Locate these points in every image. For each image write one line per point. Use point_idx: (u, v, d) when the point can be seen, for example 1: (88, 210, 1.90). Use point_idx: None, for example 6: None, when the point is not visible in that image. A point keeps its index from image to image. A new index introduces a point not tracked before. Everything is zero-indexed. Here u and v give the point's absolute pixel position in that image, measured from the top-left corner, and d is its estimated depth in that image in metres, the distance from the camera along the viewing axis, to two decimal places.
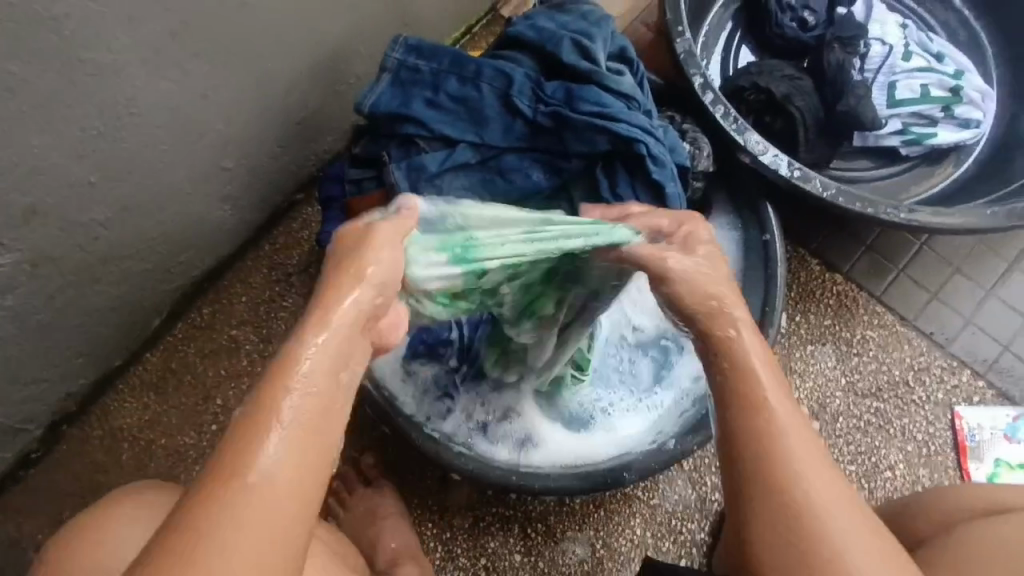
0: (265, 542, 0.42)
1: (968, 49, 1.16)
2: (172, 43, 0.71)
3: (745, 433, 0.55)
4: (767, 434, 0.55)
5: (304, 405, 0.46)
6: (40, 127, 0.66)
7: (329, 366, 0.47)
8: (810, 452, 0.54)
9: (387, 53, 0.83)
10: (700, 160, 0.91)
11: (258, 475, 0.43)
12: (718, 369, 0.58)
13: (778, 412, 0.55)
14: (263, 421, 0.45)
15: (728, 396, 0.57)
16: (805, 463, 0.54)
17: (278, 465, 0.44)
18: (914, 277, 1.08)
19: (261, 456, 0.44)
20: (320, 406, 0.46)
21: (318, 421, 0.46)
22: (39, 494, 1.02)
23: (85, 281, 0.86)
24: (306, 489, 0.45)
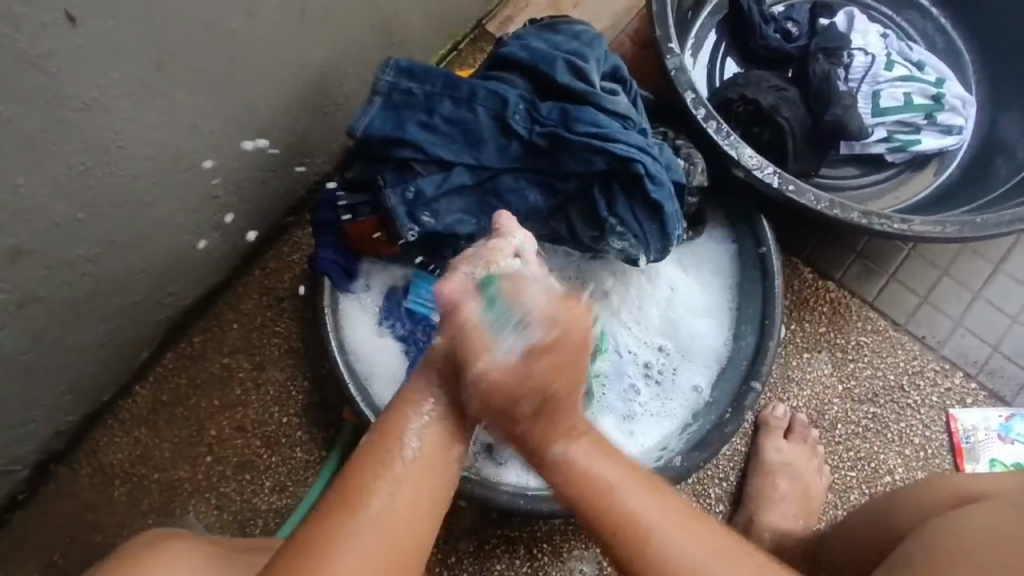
0: (405, 527, 0.54)
1: (947, 55, 1.19)
2: (161, 75, 0.70)
3: (627, 559, 0.58)
4: (656, 561, 0.57)
5: (427, 444, 0.58)
6: (25, 166, 0.64)
7: (434, 451, 0.58)
8: (695, 536, 0.58)
9: (378, 76, 0.82)
10: (694, 176, 0.92)
11: (393, 484, 0.55)
12: (566, 473, 0.61)
13: (627, 502, 0.59)
14: (388, 455, 0.57)
15: (624, 552, 0.58)
16: (694, 556, 0.56)
17: (403, 488, 0.56)
18: (906, 282, 1.09)
19: (384, 489, 0.55)
20: (433, 441, 0.59)
21: (436, 458, 0.58)
22: (26, 537, 0.98)
23: (73, 318, 0.83)
24: (423, 513, 0.56)
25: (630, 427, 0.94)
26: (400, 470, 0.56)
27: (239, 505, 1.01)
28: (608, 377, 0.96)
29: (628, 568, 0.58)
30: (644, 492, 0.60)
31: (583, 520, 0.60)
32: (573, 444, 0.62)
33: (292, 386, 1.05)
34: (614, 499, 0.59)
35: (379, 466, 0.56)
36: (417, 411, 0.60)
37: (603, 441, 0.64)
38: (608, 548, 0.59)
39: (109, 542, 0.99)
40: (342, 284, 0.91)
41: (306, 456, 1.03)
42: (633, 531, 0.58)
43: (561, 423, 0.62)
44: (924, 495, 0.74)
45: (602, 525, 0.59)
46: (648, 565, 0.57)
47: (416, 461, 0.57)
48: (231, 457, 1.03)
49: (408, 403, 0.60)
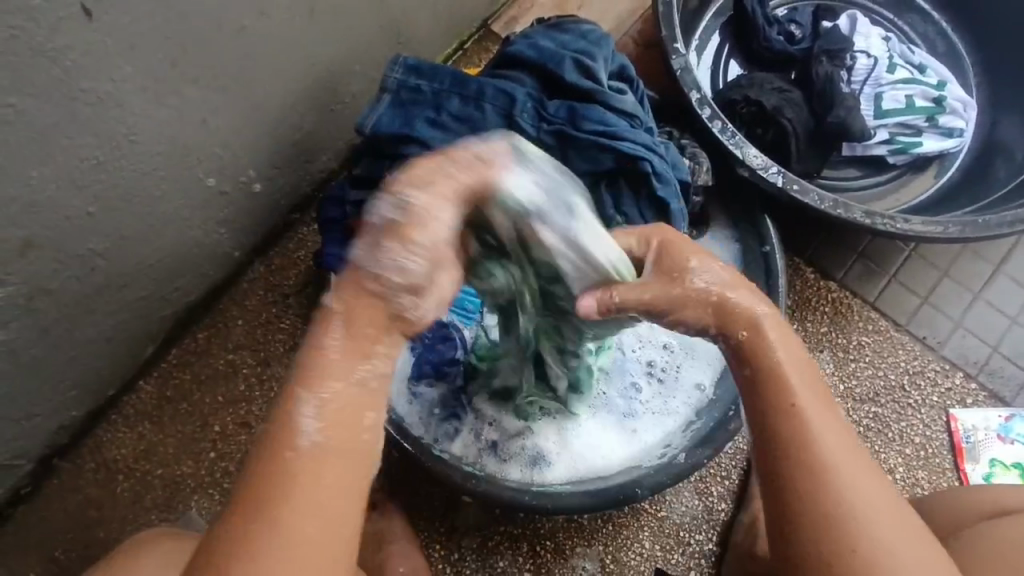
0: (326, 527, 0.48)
1: (948, 59, 1.20)
2: (173, 70, 0.70)
3: (788, 456, 0.54)
4: (822, 468, 0.53)
5: (325, 434, 0.49)
6: (38, 159, 0.65)
7: (336, 420, 0.49)
8: (856, 461, 0.54)
9: (387, 74, 0.83)
10: (699, 175, 0.93)
11: (284, 480, 0.48)
12: (746, 364, 0.58)
13: (808, 409, 0.55)
14: (282, 449, 0.48)
15: (777, 447, 0.55)
16: (853, 477, 0.54)
17: (303, 481, 0.48)
18: (907, 283, 1.10)
19: (280, 493, 0.47)
20: (334, 423, 0.49)
21: (339, 432, 0.50)
22: (29, 532, 0.98)
23: (81, 312, 0.83)
24: (334, 499, 0.48)
25: (632, 425, 0.94)
26: (307, 461, 0.48)
27: None
28: (611, 372, 0.97)
29: (786, 474, 0.54)
30: (829, 412, 0.56)
31: (753, 413, 0.57)
32: (756, 333, 0.58)
33: None
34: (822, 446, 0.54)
35: (268, 464, 0.48)
36: (314, 393, 0.49)
37: (787, 335, 0.59)
38: (764, 433, 0.56)
39: (112, 537, 0.99)
40: None
41: None
42: (801, 451, 0.54)
43: (732, 319, 0.58)
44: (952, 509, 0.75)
45: (768, 420, 0.56)
46: (807, 466, 0.54)
47: (313, 442, 0.49)
48: (235, 453, 1.03)
49: (311, 380, 0.50)
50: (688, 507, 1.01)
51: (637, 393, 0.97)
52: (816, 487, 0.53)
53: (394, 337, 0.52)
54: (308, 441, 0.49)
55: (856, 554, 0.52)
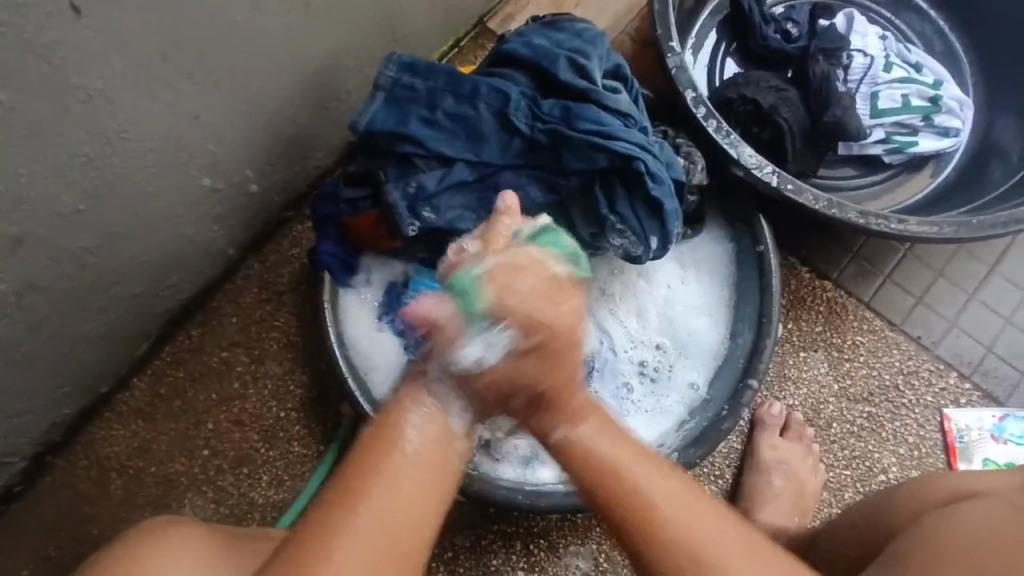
0: (407, 512, 0.52)
1: (944, 58, 1.20)
2: (165, 67, 0.70)
3: (625, 519, 0.55)
4: (659, 538, 0.54)
5: (427, 439, 0.56)
6: (28, 156, 0.64)
7: (435, 432, 0.56)
8: (700, 515, 0.55)
9: (381, 71, 0.82)
10: (694, 174, 0.92)
11: (397, 475, 0.53)
12: (557, 444, 0.59)
13: (636, 474, 0.56)
14: (391, 444, 0.55)
15: (621, 518, 0.55)
16: (693, 527, 0.54)
17: (402, 481, 0.53)
18: (902, 282, 1.10)
19: (387, 484, 0.53)
20: (435, 431, 0.56)
21: (442, 443, 0.56)
22: (22, 529, 0.98)
23: (73, 309, 0.83)
24: (422, 506, 0.53)
25: (625, 424, 0.94)
26: (397, 463, 0.54)
27: (236, 499, 1.01)
28: (604, 372, 0.96)
29: None
30: (654, 470, 0.57)
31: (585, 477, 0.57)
32: (571, 421, 0.59)
33: (290, 381, 1.05)
34: None
35: (386, 455, 0.54)
36: (422, 404, 0.57)
37: (603, 417, 0.60)
38: (601, 504, 0.57)
39: (106, 534, 0.99)
40: (343, 279, 0.91)
41: (304, 451, 1.03)
42: (638, 524, 0.55)
43: (561, 411, 0.59)
44: (913, 495, 0.75)
45: (591, 493, 0.57)
46: (645, 536, 0.54)
47: (417, 448, 0.55)
48: (228, 451, 1.03)
49: (418, 392, 0.58)
50: None
51: (631, 393, 0.96)
52: (660, 553, 0.54)
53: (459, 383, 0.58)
54: (412, 448, 0.55)
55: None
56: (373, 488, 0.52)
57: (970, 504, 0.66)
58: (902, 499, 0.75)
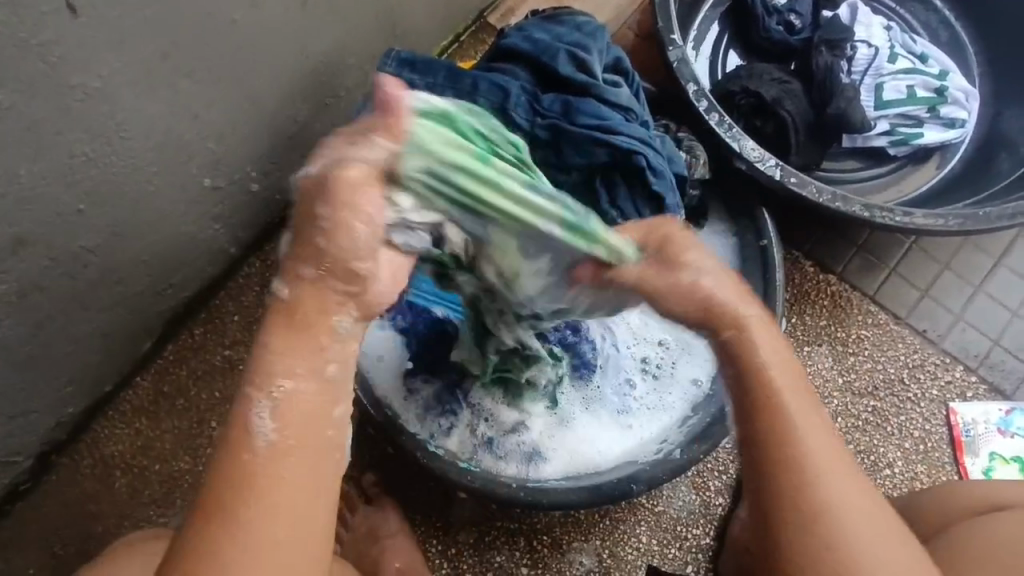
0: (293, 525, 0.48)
1: (950, 48, 1.18)
2: (164, 64, 0.70)
3: (778, 447, 0.55)
4: (814, 458, 0.54)
5: (282, 428, 0.49)
6: (27, 156, 0.64)
7: (290, 417, 0.49)
8: (836, 453, 0.55)
9: (380, 68, 0.82)
10: (696, 169, 0.92)
11: (253, 473, 0.48)
12: (734, 364, 0.57)
13: (808, 431, 0.55)
14: (242, 441, 0.48)
15: (762, 440, 0.55)
16: (838, 471, 0.55)
17: (265, 472, 0.48)
18: (907, 276, 1.09)
19: (251, 484, 0.47)
20: (292, 414, 0.49)
21: (301, 425, 0.49)
22: (28, 528, 0.98)
23: (75, 308, 0.83)
24: (304, 493, 0.49)
25: (627, 419, 0.94)
26: (261, 471, 0.48)
27: None
28: (606, 368, 0.96)
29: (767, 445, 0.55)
30: (818, 412, 0.57)
31: (741, 405, 0.57)
32: (743, 334, 0.56)
33: None
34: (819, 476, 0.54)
35: (235, 453, 0.48)
36: (265, 393, 0.48)
37: (785, 363, 0.57)
38: (753, 435, 0.56)
39: (111, 532, 0.99)
40: None
41: None
42: (787, 456, 0.55)
43: (729, 324, 0.57)
44: (940, 502, 0.75)
45: (753, 407, 0.56)
46: (790, 465, 0.54)
47: (269, 439, 0.48)
48: None
49: (268, 373, 0.49)
50: (685, 502, 1.00)
51: (632, 388, 0.96)
52: (793, 478, 0.54)
53: (304, 344, 0.49)
54: (266, 442, 0.48)
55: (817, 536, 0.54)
56: (246, 492, 0.47)
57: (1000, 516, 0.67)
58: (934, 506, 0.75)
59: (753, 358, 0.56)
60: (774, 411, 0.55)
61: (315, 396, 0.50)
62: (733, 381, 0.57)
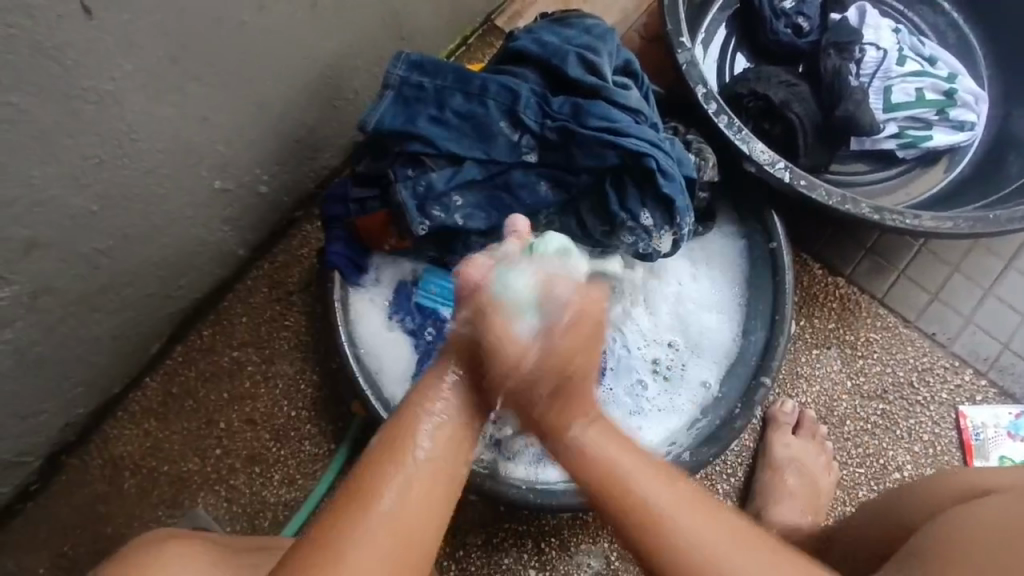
0: (415, 520, 0.53)
1: (958, 50, 1.18)
2: (174, 67, 0.70)
3: (591, 484, 0.57)
4: (636, 505, 0.55)
5: (437, 444, 0.56)
6: (40, 159, 0.65)
7: (445, 445, 0.57)
8: (650, 468, 0.57)
9: (389, 70, 0.82)
10: (705, 171, 0.92)
11: (408, 475, 0.54)
12: (548, 432, 0.61)
13: (651, 497, 0.55)
14: (401, 450, 0.55)
15: (615, 516, 0.56)
16: (650, 486, 0.56)
17: (415, 480, 0.54)
18: (916, 278, 1.09)
19: (395, 483, 0.53)
20: (446, 442, 0.57)
21: (452, 453, 0.57)
22: (38, 529, 0.99)
23: (84, 311, 0.83)
24: (433, 513, 0.54)
25: (636, 422, 0.94)
26: (408, 469, 0.54)
27: (248, 497, 1.02)
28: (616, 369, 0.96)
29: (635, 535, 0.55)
30: (620, 441, 0.59)
31: (593, 494, 0.57)
32: (565, 432, 0.60)
33: (301, 380, 1.05)
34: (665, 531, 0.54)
35: (392, 459, 0.55)
36: (436, 396, 0.59)
37: (613, 430, 0.61)
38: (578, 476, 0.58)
39: (120, 533, 1.00)
40: (353, 278, 0.91)
41: (315, 449, 1.03)
42: (649, 557, 0.54)
43: (577, 405, 0.61)
44: (933, 488, 0.74)
45: (584, 470, 0.58)
46: (631, 515, 0.55)
47: (428, 456, 0.56)
48: (240, 449, 1.03)
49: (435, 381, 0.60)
50: None
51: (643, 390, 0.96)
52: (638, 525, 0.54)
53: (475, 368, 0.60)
54: (423, 457, 0.56)
55: (684, 565, 0.53)
56: (387, 488, 0.53)
57: (987, 501, 0.65)
58: (919, 496, 0.75)
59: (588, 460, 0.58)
60: (572, 453, 0.59)
61: (463, 430, 0.59)
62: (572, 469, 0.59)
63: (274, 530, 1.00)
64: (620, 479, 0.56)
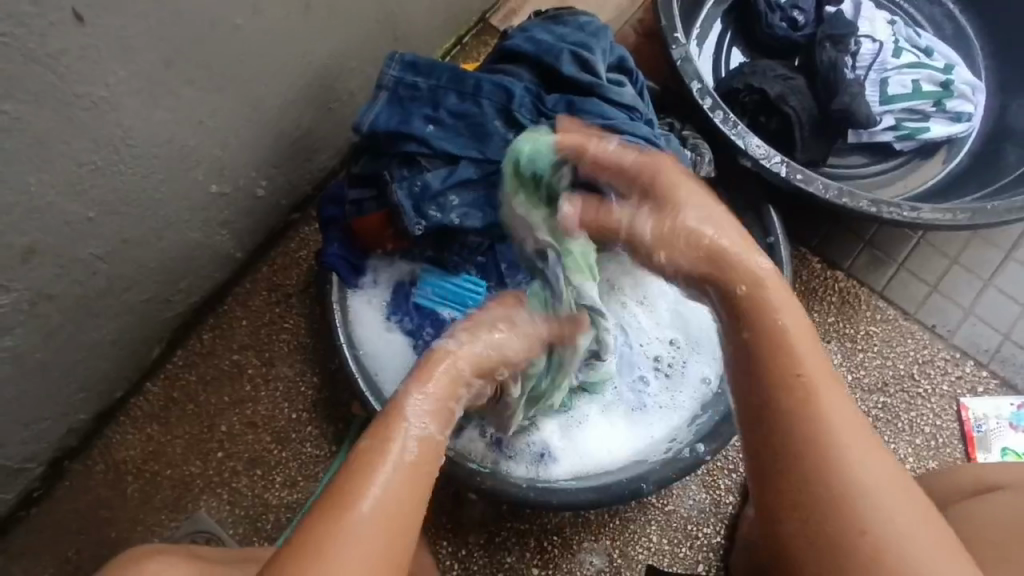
0: (392, 522, 0.51)
1: (954, 41, 1.18)
2: (169, 72, 0.70)
3: (797, 433, 0.52)
4: (789, 367, 0.54)
5: (419, 451, 0.55)
6: (36, 166, 0.65)
7: (431, 452, 0.56)
8: (865, 440, 0.52)
9: (384, 71, 0.82)
10: (701, 166, 0.91)
11: (387, 482, 0.52)
12: (746, 324, 0.57)
13: (825, 394, 0.53)
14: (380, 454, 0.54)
15: (763, 398, 0.54)
16: (859, 454, 0.51)
17: (393, 492, 0.52)
18: (915, 271, 1.09)
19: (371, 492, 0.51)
20: (428, 449, 0.56)
21: (431, 469, 0.55)
22: (41, 535, 0.99)
23: (84, 316, 0.84)
24: (413, 517, 0.52)
25: (637, 417, 0.94)
26: (387, 480, 0.52)
27: (251, 500, 1.02)
28: (619, 366, 0.96)
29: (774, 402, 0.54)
30: (835, 389, 0.54)
31: (757, 361, 0.55)
32: (750, 288, 0.58)
33: (301, 382, 1.06)
34: (818, 409, 0.52)
35: (366, 468, 0.53)
36: (414, 415, 0.57)
37: (790, 403, 0.53)
38: (771, 419, 0.53)
39: (124, 537, 1.00)
40: (350, 280, 0.91)
41: (316, 451, 1.03)
42: (796, 441, 0.52)
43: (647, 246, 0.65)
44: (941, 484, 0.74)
45: (763, 395, 0.54)
46: (797, 429, 0.52)
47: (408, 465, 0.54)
48: (242, 452, 1.03)
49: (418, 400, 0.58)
50: (696, 501, 1.00)
51: (646, 386, 0.96)
52: (815, 473, 0.51)
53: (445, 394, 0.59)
54: (405, 456, 0.54)
55: (853, 517, 0.50)
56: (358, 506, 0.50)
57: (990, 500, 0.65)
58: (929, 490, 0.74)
59: (778, 326, 0.56)
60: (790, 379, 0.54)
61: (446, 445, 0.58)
62: (737, 350, 0.57)
63: (276, 532, 1.00)
64: (806, 365, 0.54)
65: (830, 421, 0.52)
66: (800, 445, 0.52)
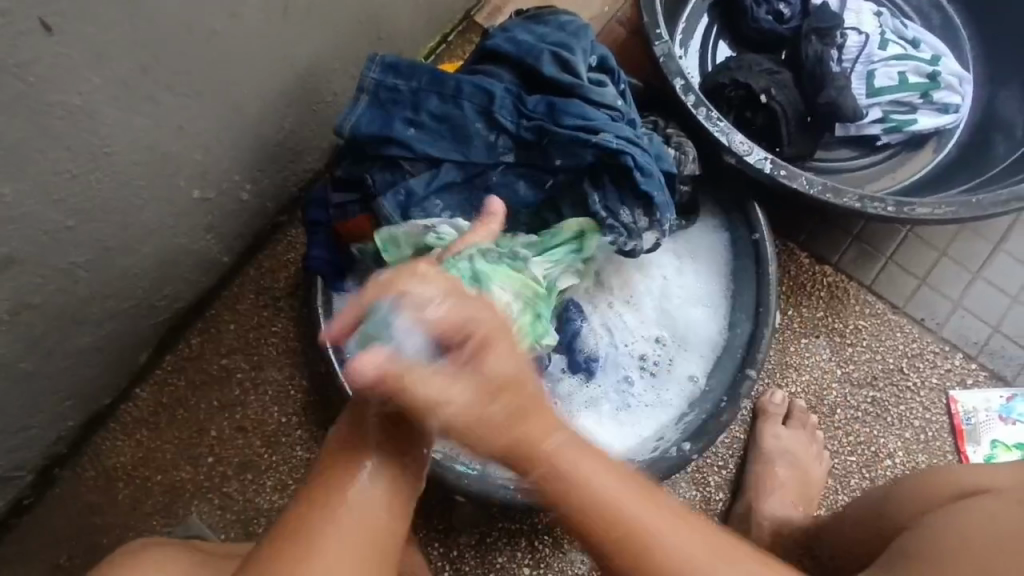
0: (372, 525, 0.55)
1: (942, 31, 1.17)
2: (144, 78, 0.70)
3: (591, 529, 0.54)
4: (577, 497, 0.54)
5: (385, 438, 0.58)
6: (9, 176, 0.64)
7: (388, 447, 0.58)
8: (718, 544, 0.55)
9: (364, 74, 0.81)
10: (685, 165, 0.91)
11: (359, 493, 0.55)
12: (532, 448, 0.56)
13: (630, 512, 0.53)
14: (352, 464, 0.56)
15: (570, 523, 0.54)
16: (695, 554, 0.54)
17: (366, 497, 0.55)
18: (904, 264, 1.08)
19: (348, 501, 0.55)
20: (393, 448, 0.58)
21: (395, 460, 0.58)
22: (33, 541, 0.99)
23: (68, 324, 0.83)
24: (389, 519, 0.56)
25: (625, 416, 0.94)
26: (359, 477, 0.56)
27: (242, 504, 1.02)
28: (603, 366, 0.95)
29: (564, 512, 0.54)
30: (656, 514, 0.54)
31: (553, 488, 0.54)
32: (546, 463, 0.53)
33: (290, 386, 1.06)
34: (607, 516, 0.54)
35: (345, 478, 0.56)
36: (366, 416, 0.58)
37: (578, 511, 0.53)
38: (596, 538, 0.54)
39: (116, 543, 1.00)
40: (336, 283, 0.91)
41: (307, 454, 1.03)
42: (598, 539, 0.54)
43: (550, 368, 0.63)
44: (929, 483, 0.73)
45: (601, 528, 0.54)
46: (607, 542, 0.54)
47: (370, 470, 0.57)
48: (233, 457, 1.03)
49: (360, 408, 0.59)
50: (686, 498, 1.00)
51: (630, 386, 0.96)
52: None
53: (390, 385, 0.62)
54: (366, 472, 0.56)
55: None
56: (333, 519, 0.54)
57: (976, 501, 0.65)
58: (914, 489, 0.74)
59: (560, 457, 0.53)
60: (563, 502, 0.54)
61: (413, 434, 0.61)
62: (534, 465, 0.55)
63: None
64: (598, 494, 0.53)
65: (678, 555, 0.53)
66: (601, 530, 0.53)
